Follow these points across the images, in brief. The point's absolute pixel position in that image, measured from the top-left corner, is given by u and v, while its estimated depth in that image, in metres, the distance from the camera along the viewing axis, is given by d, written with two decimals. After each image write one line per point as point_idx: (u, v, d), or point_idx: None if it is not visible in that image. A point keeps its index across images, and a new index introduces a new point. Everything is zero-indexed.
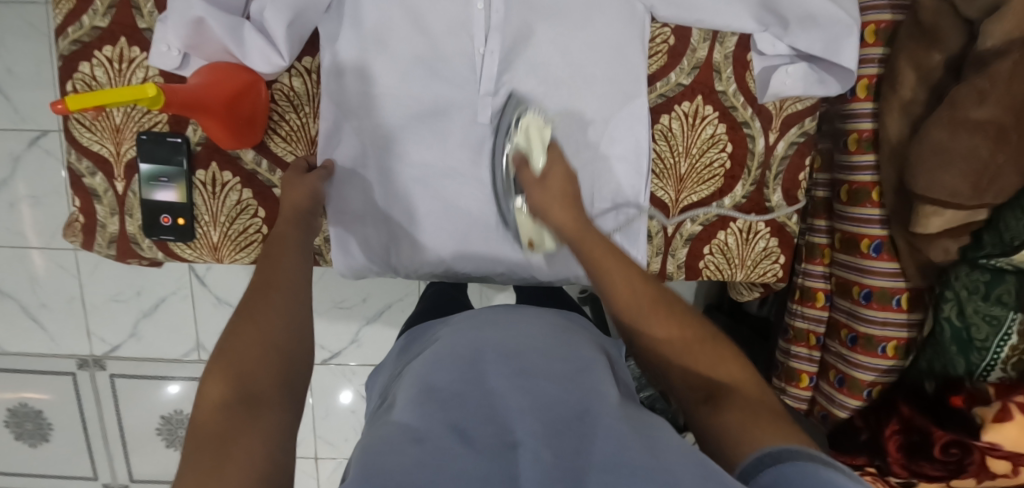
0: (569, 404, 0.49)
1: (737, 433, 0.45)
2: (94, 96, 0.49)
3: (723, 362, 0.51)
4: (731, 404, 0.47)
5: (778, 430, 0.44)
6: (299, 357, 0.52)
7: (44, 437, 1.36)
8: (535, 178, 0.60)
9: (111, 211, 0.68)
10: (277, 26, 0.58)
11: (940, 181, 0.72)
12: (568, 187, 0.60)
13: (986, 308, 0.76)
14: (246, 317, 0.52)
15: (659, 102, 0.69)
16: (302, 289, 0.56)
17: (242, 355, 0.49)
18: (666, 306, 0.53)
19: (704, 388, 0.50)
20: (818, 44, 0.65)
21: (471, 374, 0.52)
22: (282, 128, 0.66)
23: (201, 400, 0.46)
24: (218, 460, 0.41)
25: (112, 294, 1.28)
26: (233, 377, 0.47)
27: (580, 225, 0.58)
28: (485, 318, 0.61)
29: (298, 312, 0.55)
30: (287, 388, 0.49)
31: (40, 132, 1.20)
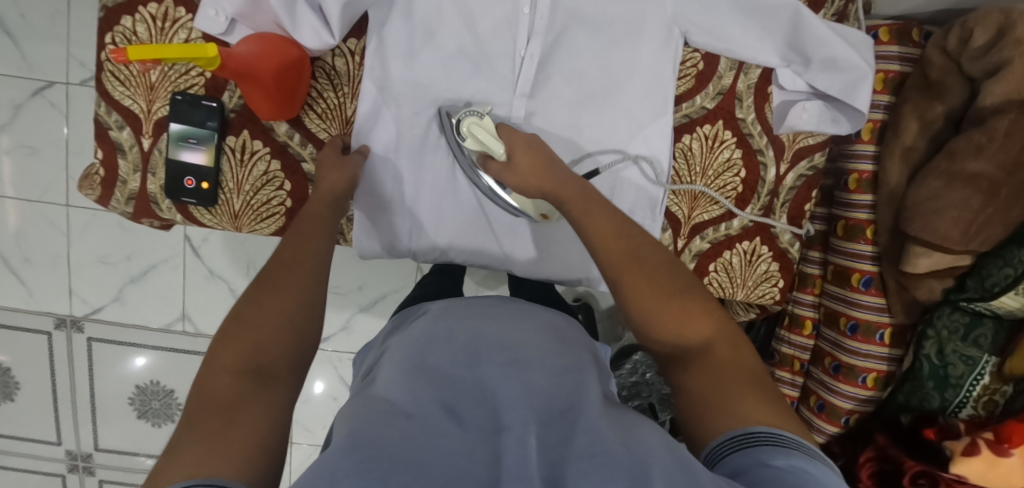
0: (558, 396, 0.49)
1: (705, 403, 0.48)
2: (155, 49, 0.51)
3: (694, 319, 0.51)
4: (700, 371, 0.49)
5: (747, 406, 0.46)
6: (312, 333, 0.52)
7: (10, 396, 1.32)
8: (504, 163, 0.62)
9: (134, 167, 0.68)
10: (334, 5, 0.59)
11: (932, 225, 0.77)
12: (542, 154, 0.61)
13: (963, 348, 0.80)
14: (270, 287, 0.52)
15: (683, 122, 0.72)
16: (323, 268, 0.56)
17: (258, 327, 0.49)
18: (640, 261, 0.53)
19: (673, 350, 0.51)
20: (835, 85, 0.69)
21: (466, 358, 0.52)
22: (319, 105, 0.67)
23: (214, 364, 0.46)
24: (223, 432, 0.42)
25: (101, 255, 1.26)
26: (249, 346, 0.47)
27: (559, 186, 0.58)
28: (474, 308, 0.61)
29: (317, 289, 0.54)
30: (296, 362, 0.49)
31: (46, 83, 1.18)
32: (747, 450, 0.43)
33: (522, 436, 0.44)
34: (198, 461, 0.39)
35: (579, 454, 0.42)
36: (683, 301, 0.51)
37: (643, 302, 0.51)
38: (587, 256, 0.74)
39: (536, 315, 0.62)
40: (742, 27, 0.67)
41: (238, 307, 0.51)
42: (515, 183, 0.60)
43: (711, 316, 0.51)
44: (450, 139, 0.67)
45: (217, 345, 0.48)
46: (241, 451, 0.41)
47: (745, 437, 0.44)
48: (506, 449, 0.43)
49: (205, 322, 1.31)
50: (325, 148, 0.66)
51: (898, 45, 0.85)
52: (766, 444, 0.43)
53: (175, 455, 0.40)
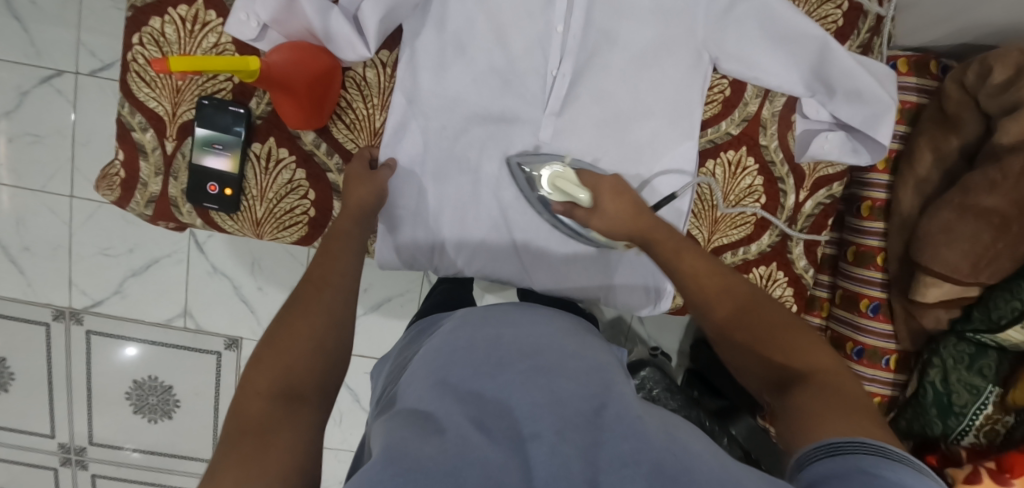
0: (587, 397, 0.46)
1: (803, 418, 0.45)
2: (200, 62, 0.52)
3: (798, 349, 0.51)
4: (804, 390, 0.47)
5: (851, 416, 0.43)
6: (342, 356, 0.52)
7: (3, 387, 1.30)
8: (592, 209, 0.64)
9: (155, 170, 0.67)
10: (372, 17, 0.59)
11: (942, 255, 0.78)
12: (630, 197, 0.63)
13: (968, 377, 0.82)
14: (301, 310, 0.53)
15: (708, 146, 0.73)
16: (351, 288, 0.57)
17: (289, 351, 0.49)
18: (736, 295, 0.55)
19: (777, 377, 0.50)
20: (857, 117, 0.69)
21: (489, 367, 0.50)
22: (348, 115, 0.67)
23: (248, 387, 0.47)
24: (256, 450, 0.41)
25: (103, 247, 1.24)
26: (281, 369, 0.48)
27: (646, 225, 0.61)
28: (492, 316, 0.58)
29: (346, 313, 0.55)
30: (326, 384, 0.50)
31: (55, 72, 1.16)
32: (835, 457, 0.39)
33: (553, 445, 0.42)
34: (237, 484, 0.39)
35: (612, 460, 0.41)
36: (786, 334, 0.52)
37: (741, 330, 0.53)
38: (604, 272, 0.73)
39: (558, 320, 0.60)
40: (771, 55, 0.67)
41: (270, 331, 0.52)
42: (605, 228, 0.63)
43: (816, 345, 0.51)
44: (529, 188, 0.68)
45: (250, 370, 0.48)
46: (276, 473, 0.40)
47: (837, 444, 0.40)
48: (535, 460, 0.41)
49: (206, 319, 1.29)
50: (352, 160, 0.66)
51: (917, 77, 0.86)
52: (858, 452, 0.39)
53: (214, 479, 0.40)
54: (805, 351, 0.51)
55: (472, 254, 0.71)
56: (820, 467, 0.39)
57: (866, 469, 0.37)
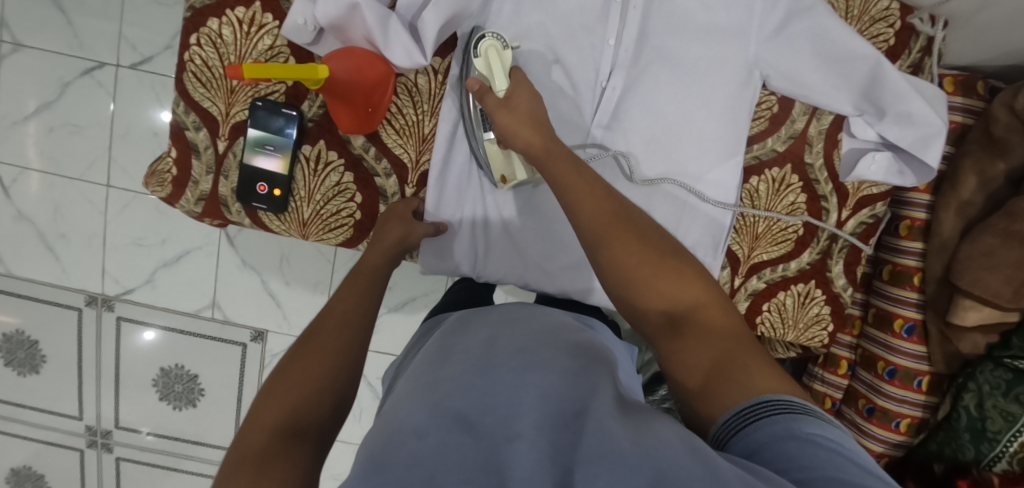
0: (572, 398, 0.46)
1: (704, 366, 0.47)
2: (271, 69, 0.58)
3: (684, 281, 0.51)
4: (694, 335, 0.49)
5: (740, 363, 0.46)
6: (348, 398, 0.50)
7: (35, 369, 1.32)
8: (501, 101, 0.60)
9: (207, 169, 0.68)
10: (432, 26, 0.60)
11: (984, 280, 0.77)
12: (535, 110, 0.60)
13: (1004, 404, 0.79)
14: (316, 346, 0.52)
15: (753, 163, 0.73)
16: (369, 326, 0.57)
17: (299, 387, 0.48)
18: (630, 229, 0.53)
19: (666, 315, 0.50)
20: (907, 138, 0.68)
21: (479, 367, 0.50)
22: (397, 121, 0.68)
23: (254, 423, 0.45)
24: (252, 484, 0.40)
25: (136, 237, 1.26)
26: (292, 402, 0.47)
27: (550, 146, 0.57)
28: (500, 318, 0.59)
29: (358, 353, 0.53)
30: (331, 425, 0.47)
31: (97, 64, 1.18)
32: (756, 423, 0.41)
33: (532, 442, 0.41)
34: None
35: (591, 456, 0.40)
36: (674, 266, 0.52)
37: (634, 266, 0.51)
38: None
39: (553, 317, 0.60)
40: (822, 75, 0.67)
41: (281, 364, 0.51)
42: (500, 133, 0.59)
43: (693, 279, 0.52)
44: (464, 66, 0.65)
45: (257, 405, 0.47)
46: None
47: (749, 408, 0.42)
48: (515, 456, 0.40)
49: (233, 310, 1.31)
50: (398, 204, 0.68)
51: (964, 97, 0.84)
52: (774, 414, 0.40)
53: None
54: (684, 283, 0.51)
55: (515, 262, 0.73)
56: (755, 432, 0.40)
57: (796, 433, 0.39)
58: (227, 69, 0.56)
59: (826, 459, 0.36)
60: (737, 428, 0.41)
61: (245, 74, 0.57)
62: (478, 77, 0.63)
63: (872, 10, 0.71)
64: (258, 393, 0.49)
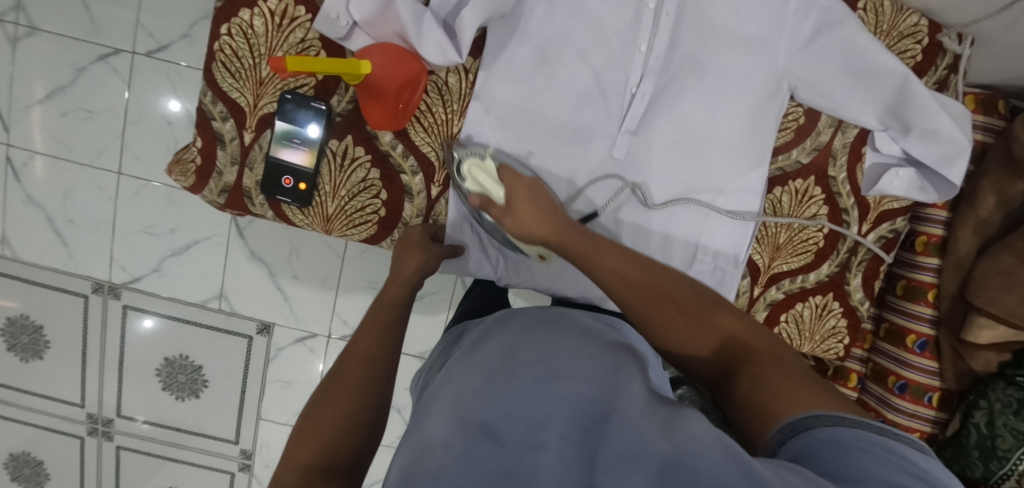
0: (594, 405, 0.45)
1: (756, 397, 0.45)
2: (312, 61, 0.58)
3: (719, 330, 0.51)
4: (743, 373, 0.47)
5: (792, 387, 0.44)
6: (377, 428, 0.53)
7: (38, 354, 1.31)
8: (504, 208, 0.62)
9: (232, 160, 0.68)
10: (468, 26, 0.61)
11: (999, 299, 0.78)
12: (535, 196, 0.61)
13: (1014, 423, 0.80)
14: (339, 387, 0.54)
15: (777, 173, 0.73)
16: (391, 360, 0.58)
17: (328, 424, 0.51)
18: (655, 288, 0.54)
19: (713, 362, 0.51)
20: (931, 155, 0.68)
21: (501, 376, 0.49)
22: (426, 119, 0.68)
23: (289, 460, 0.49)
24: None
25: (145, 226, 1.26)
26: (320, 446, 0.49)
27: (561, 229, 0.59)
28: (524, 326, 0.58)
29: (383, 386, 0.55)
30: (360, 459, 0.51)
31: (112, 50, 1.18)
32: (808, 432, 0.40)
33: (558, 452, 0.42)
34: None
35: (614, 459, 0.41)
36: (706, 315, 0.52)
37: (670, 325, 0.52)
38: None
39: (577, 324, 0.59)
40: (849, 89, 0.67)
41: (311, 403, 0.54)
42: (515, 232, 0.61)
43: (728, 324, 0.52)
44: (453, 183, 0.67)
45: (292, 444, 0.50)
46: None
47: (802, 420, 0.41)
48: (541, 468, 0.41)
49: (241, 302, 1.30)
50: (412, 229, 0.69)
51: (984, 115, 0.85)
52: (833, 423, 0.40)
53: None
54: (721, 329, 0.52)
55: (535, 266, 0.73)
56: (798, 441, 0.40)
57: (846, 441, 0.38)
58: (269, 61, 0.56)
59: (875, 464, 0.37)
60: (790, 436, 0.41)
61: (288, 66, 0.56)
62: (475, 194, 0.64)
63: (901, 26, 0.71)
64: (294, 430, 0.52)
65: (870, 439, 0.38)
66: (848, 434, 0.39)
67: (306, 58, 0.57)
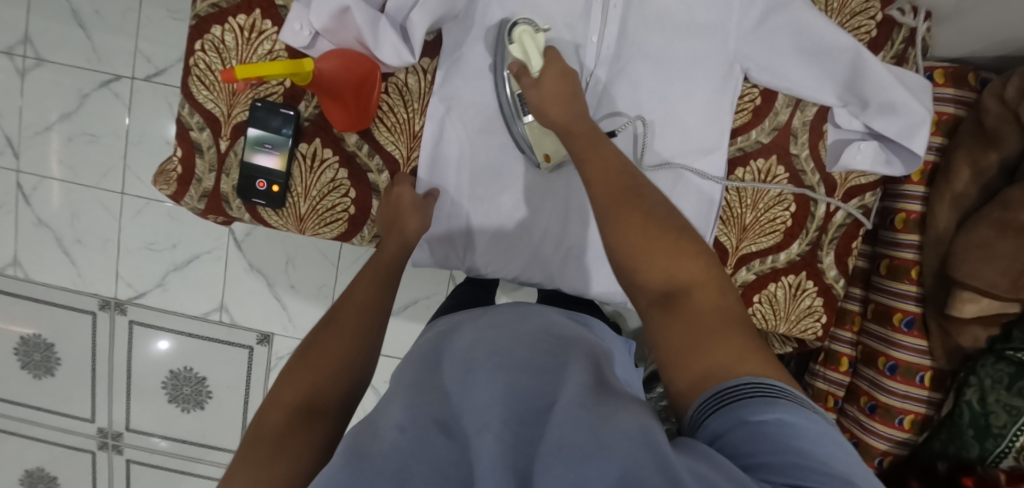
0: (536, 396, 0.46)
1: (687, 348, 0.45)
2: (259, 68, 0.59)
3: (684, 262, 0.49)
4: (684, 315, 0.46)
5: (735, 349, 0.43)
6: (365, 377, 0.55)
7: (50, 371, 1.36)
8: (534, 82, 0.61)
9: (209, 167, 0.70)
10: (420, 27, 0.62)
11: (982, 271, 0.76)
12: (567, 83, 0.60)
13: (1007, 398, 0.78)
14: (332, 333, 0.55)
15: (738, 154, 0.74)
16: (385, 312, 0.60)
17: (318, 368, 0.52)
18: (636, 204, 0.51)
19: (663, 291, 0.48)
20: (892, 128, 0.68)
21: (462, 376, 0.50)
22: (389, 119, 0.70)
23: (276, 399, 0.50)
24: (270, 465, 0.44)
25: (149, 242, 1.31)
26: (307, 386, 0.51)
27: (575, 122, 0.58)
28: (488, 319, 0.59)
29: (374, 336, 0.57)
30: (347, 404, 0.52)
31: (113, 76, 1.24)
32: (733, 405, 0.39)
33: (496, 435, 0.41)
34: None
35: (550, 447, 0.40)
36: (676, 245, 0.49)
37: (633, 245, 0.49)
38: None
39: (538, 318, 0.59)
40: (802, 67, 0.68)
41: (302, 348, 0.55)
42: (536, 105, 0.60)
43: (695, 258, 0.49)
44: (497, 58, 0.68)
45: (279, 383, 0.51)
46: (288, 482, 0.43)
47: (726, 387, 0.41)
48: (481, 452, 0.41)
49: (241, 313, 1.34)
50: (398, 183, 0.68)
51: (954, 88, 0.84)
52: (748, 396, 0.39)
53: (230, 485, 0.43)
54: (681, 262, 0.49)
55: (500, 260, 0.74)
56: (715, 422, 0.40)
57: (758, 418, 0.38)
58: (220, 73, 0.59)
59: (787, 445, 0.36)
60: (712, 408, 0.41)
61: (237, 76, 0.59)
62: (515, 63, 0.64)
63: (852, 3, 0.72)
64: (283, 371, 0.53)
65: (793, 446, 0.36)
66: (752, 407, 0.39)
67: (253, 65, 0.59)
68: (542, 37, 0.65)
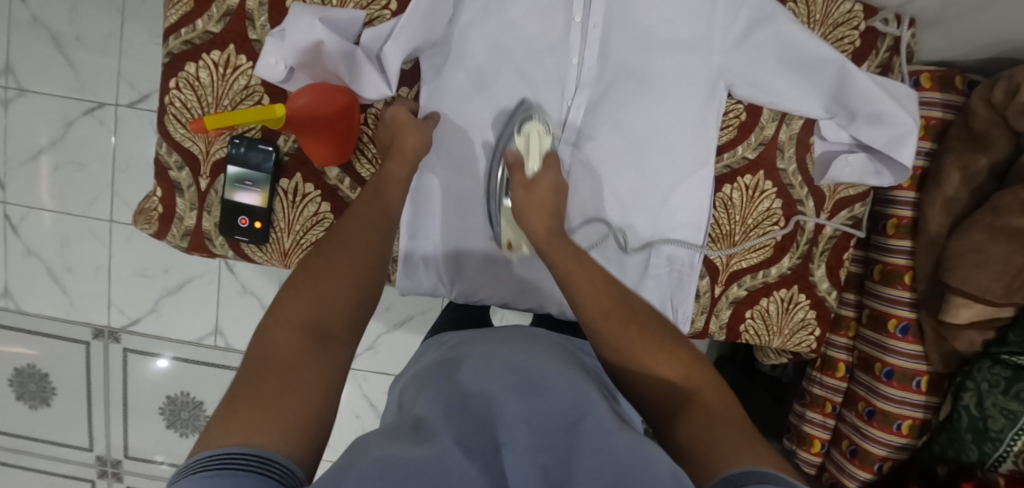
0: (565, 409, 0.43)
1: (696, 442, 0.45)
2: (230, 116, 0.58)
3: (681, 367, 0.50)
4: (690, 417, 0.47)
5: (740, 442, 0.44)
6: (372, 295, 0.51)
7: (46, 401, 1.35)
8: (525, 181, 0.61)
9: (190, 206, 0.69)
10: (396, 59, 0.61)
11: (973, 276, 0.76)
12: (556, 196, 0.61)
13: (1003, 402, 0.77)
14: (337, 249, 0.51)
15: (724, 172, 0.73)
16: (392, 229, 0.56)
17: (322, 285, 0.49)
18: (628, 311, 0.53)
19: (665, 398, 0.49)
20: (880, 139, 0.68)
21: (473, 389, 0.46)
22: (370, 151, 0.69)
23: (278, 318, 0.46)
24: (276, 389, 0.41)
25: (140, 269, 1.30)
26: (311, 304, 0.47)
27: (553, 235, 0.58)
28: (501, 337, 0.55)
29: (381, 252, 0.53)
30: (355, 325, 0.48)
31: (97, 104, 1.23)
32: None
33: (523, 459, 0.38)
34: (247, 420, 0.39)
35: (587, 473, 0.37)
36: (670, 350, 0.51)
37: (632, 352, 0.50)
38: None
39: (548, 342, 0.55)
40: (788, 80, 0.67)
41: (303, 265, 0.51)
42: (515, 211, 0.60)
43: (690, 364, 0.51)
44: (500, 138, 0.68)
45: (282, 300, 0.48)
46: (295, 419, 0.40)
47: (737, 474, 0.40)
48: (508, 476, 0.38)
49: (236, 336, 1.33)
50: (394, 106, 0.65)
51: (942, 92, 0.83)
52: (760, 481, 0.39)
53: (226, 420, 0.39)
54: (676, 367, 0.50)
55: (490, 286, 0.73)
56: None
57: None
58: (191, 124, 0.58)
59: None
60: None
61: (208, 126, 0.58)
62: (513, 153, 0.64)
63: (835, 14, 0.72)
64: (284, 288, 0.49)
65: None
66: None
67: (222, 115, 0.58)
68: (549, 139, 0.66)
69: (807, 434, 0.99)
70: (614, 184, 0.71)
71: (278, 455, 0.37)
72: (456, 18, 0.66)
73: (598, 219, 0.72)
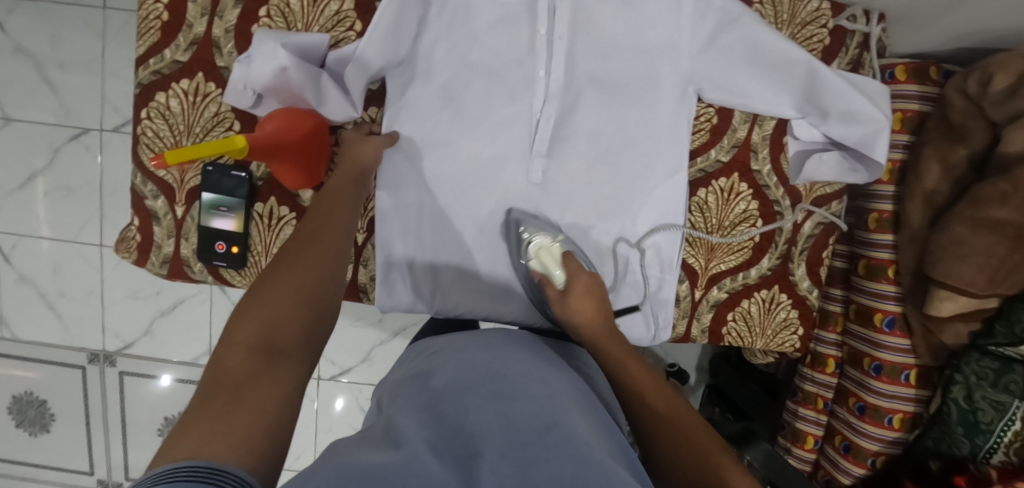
0: (539, 413, 0.43)
1: None
2: (193, 151, 0.57)
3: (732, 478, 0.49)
4: None
5: None
6: (328, 308, 0.52)
7: (45, 427, 1.36)
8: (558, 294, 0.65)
9: (168, 233, 0.70)
10: (358, 82, 0.64)
11: (957, 270, 0.75)
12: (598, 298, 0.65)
13: (993, 394, 0.76)
14: (288, 267, 0.52)
15: (699, 176, 0.73)
16: (343, 242, 0.58)
17: (274, 301, 0.49)
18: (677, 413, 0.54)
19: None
20: (854, 136, 0.67)
21: (452, 395, 0.46)
22: None
23: (229, 341, 0.46)
24: (229, 406, 0.41)
25: (133, 291, 1.30)
26: (261, 321, 0.47)
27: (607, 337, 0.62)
28: (486, 342, 0.55)
29: (334, 265, 0.55)
30: (310, 339, 0.49)
31: (82, 129, 1.23)
32: None
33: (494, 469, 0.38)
34: (202, 436, 0.38)
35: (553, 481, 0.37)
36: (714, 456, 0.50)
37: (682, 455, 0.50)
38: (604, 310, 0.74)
39: (527, 347, 0.55)
40: (757, 81, 0.67)
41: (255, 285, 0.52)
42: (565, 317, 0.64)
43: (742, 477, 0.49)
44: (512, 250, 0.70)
45: (234, 322, 0.48)
46: (246, 434, 0.39)
47: None
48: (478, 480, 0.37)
49: None
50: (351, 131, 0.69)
51: (918, 84, 0.83)
52: None
53: (179, 436, 0.38)
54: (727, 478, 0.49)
55: (469, 300, 0.73)
56: None
57: None
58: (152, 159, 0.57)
59: None
60: None
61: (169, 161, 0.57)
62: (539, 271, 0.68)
63: (802, 13, 0.72)
64: (235, 311, 0.49)
65: None
66: None
67: (184, 148, 0.57)
68: (559, 243, 0.68)
69: (800, 431, 0.98)
70: (591, 192, 0.71)
71: (230, 466, 0.37)
72: (422, 34, 0.67)
73: (576, 227, 0.73)
